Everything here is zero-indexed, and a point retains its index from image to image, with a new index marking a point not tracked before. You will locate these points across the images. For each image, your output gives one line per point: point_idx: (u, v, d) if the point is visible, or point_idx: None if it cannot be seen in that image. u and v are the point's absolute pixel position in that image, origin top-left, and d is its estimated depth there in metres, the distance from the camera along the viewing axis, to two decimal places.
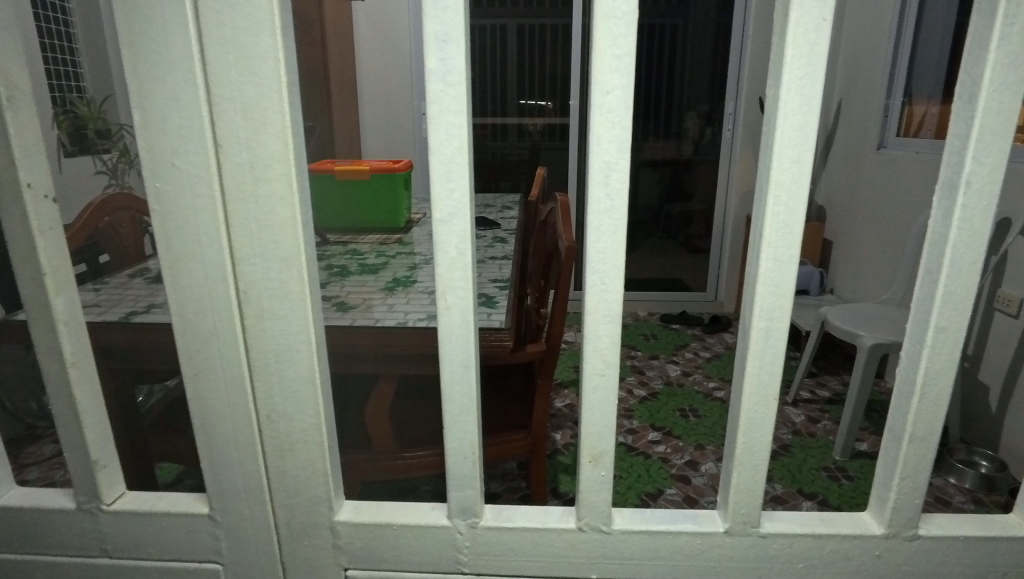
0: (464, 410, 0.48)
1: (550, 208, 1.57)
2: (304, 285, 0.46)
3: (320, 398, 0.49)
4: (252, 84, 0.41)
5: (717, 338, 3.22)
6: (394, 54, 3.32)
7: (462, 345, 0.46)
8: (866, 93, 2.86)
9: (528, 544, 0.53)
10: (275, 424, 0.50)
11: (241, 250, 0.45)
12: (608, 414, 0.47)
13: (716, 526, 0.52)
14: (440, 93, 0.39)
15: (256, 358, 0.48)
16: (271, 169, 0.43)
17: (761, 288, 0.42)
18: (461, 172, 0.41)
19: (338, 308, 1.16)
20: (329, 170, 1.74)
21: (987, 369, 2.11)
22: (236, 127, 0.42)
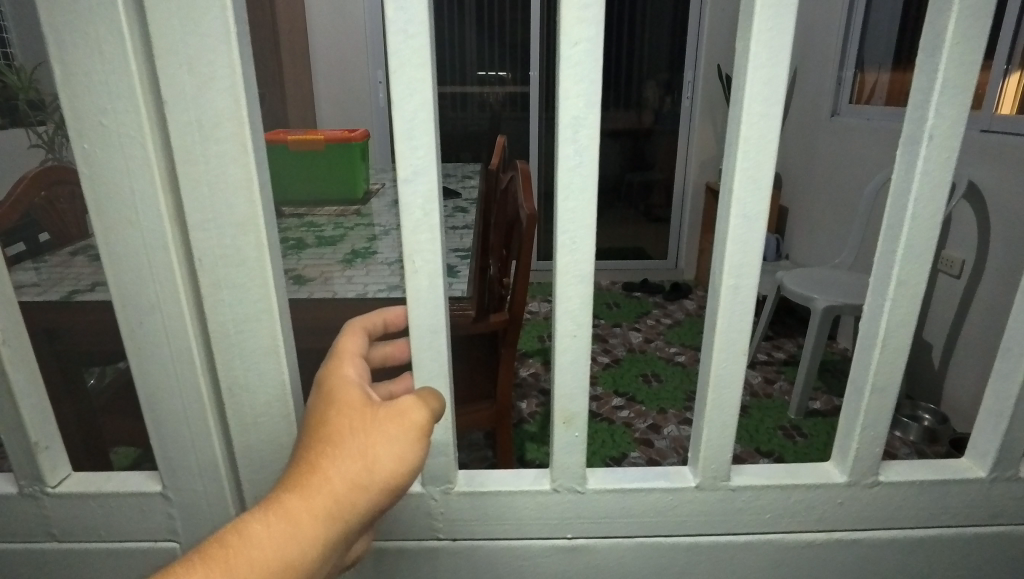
0: (434, 376, 0.47)
1: (510, 176, 1.57)
2: (263, 251, 0.44)
3: (285, 368, 0.48)
4: (196, 36, 0.38)
5: (677, 305, 3.28)
6: (348, 21, 3.21)
7: (431, 311, 0.45)
8: (821, 61, 2.90)
9: (502, 509, 0.53)
10: (238, 399, 0.49)
11: (192, 216, 0.43)
12: (580, 377, 0.47)
13: (687, 482, 0.53)
14: (399, 46, 0.37)
15: (214, 330, 0.46)
16: (223, 128, 0.40)
17: (730, 246, 0.43)
18: (424, 129, 0.40)
19: (296, 282, 1.13)
20: (281, 140, 1.67)
21: (931, 327, 2.21)
22: (182, 81, 0.39)
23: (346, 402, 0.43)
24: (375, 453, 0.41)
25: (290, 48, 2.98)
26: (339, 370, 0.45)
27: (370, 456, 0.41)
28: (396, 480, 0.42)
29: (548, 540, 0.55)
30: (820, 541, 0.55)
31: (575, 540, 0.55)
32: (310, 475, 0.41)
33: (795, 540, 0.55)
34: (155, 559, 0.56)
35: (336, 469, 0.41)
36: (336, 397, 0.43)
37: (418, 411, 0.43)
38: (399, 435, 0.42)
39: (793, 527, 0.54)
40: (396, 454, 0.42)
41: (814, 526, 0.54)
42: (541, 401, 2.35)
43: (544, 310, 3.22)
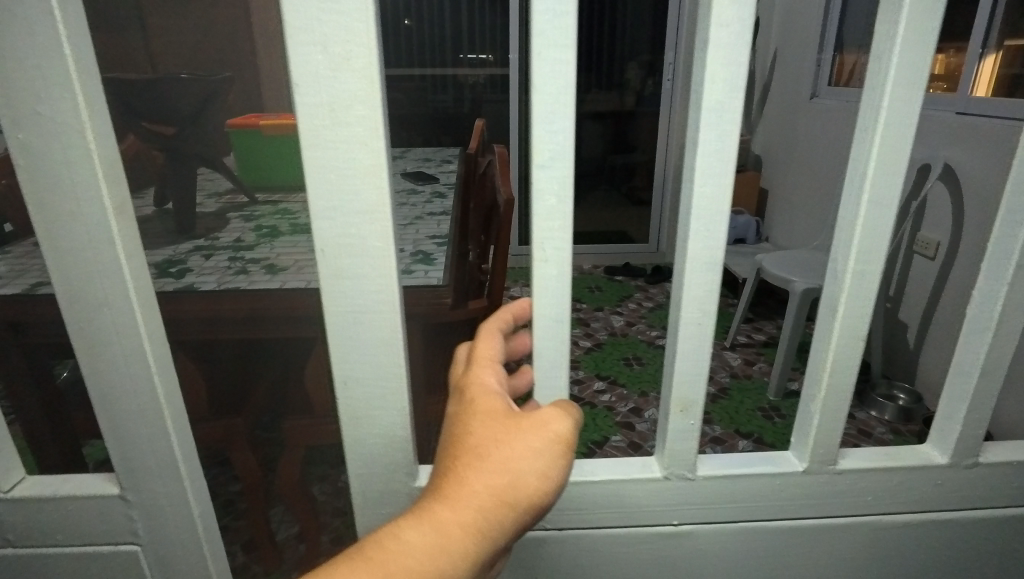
0: (556, 359, 0.52)
1: (489, 160, 1.55)
2: (387, 242, 0.46)
3: (400, 360, 0.50)
4: (333, 15, 0.38)
5: (659, 288, 3.29)
6: None
7: (556, 300, 0.49)
8: (800, 43, 2.90)
9: (616, 498, 0.60)
10: (350, 393, 0.51)
11: (316, 206, 0.44)
12: (700, 362, 0.53)
13: (793, 466, 0.61)
14: (547, 26, 0.40)
15: (335, 320, 0.48)
16: (354, 112, 0.41)
17: (858, 236, 0.49)
18: (564, 111, 0.42)
19: (269, 272, 1.10)
20: (253, 125, 1.63)
21: (906, 309, 2.26)
22: (316, 65, 0.40)
23: (492, 412, 0.44)
24: (523, 466, 0.42)
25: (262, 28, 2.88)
26: (478, 378, 0.47)
27: (517, 470, 0.42)
28: (542, 500, 0.43)
29: (656, 526, 0.63)
30: (915, 521, 0.65)
31: (680, 526, 0.63)
32: (456, 485, 0.41)
33: (888, 520, 0.65)
34: (118, 562, 0.55)
35: (483, 479, 0.41)
36: (480, 407, 0.45)
37: (563, 427, 0.45)
38: (547, 450, 0.43)
39: (888, 509, 0.64)
40: (543, 472, 0.43)
41: (904, 507, 0.64)
42: None
43: (526, 295, 3.22)
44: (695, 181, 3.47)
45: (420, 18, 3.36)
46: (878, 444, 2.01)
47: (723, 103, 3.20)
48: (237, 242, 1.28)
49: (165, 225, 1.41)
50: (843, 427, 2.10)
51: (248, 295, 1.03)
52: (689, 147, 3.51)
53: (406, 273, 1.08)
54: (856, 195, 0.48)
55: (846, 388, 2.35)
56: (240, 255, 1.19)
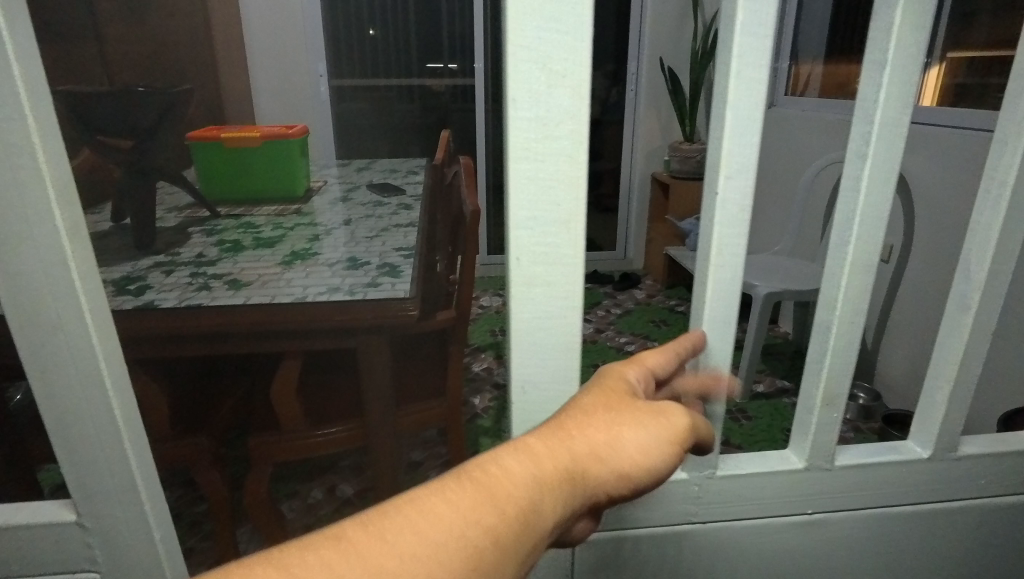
0: (718, 365, 0.53)
1: (455, 171, 1.55)
2: (578, 250, 0.46)
3: (576, 366, 0.50)
4: (555, 30, 0.40)
5: (627, 295, 3.33)
6: (284, 9, 3.10)
7: (725, 304, 0.51)
8: (757, 54, 2.99)
9: (765, 488, 0.62)
10: (526, 400, 0.51)
11: (517, 216, 0.44)
12: (846, 363, 0.56)
13: (919, 454, 0.65)
14: (750, 45, 0.43)
15: (520, 328, 0.48)
16: (562, 125, 0.42)
17: (994, 237, 0.55)
18: (755, 127, 0.45)
19: (231, 287, 1.08)
20: (214, 137, 1.60)
21: (865, 310, 2.34)
22: (534, 80, 0.41)
23: (613, 388, 0.47)
24: (624, 436, 0.43)
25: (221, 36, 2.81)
26: (619, 370, 0.49)
27: (617, 438, 0.43)
28: (630, 476, 0.43)
29: (792, 517, 0.65)
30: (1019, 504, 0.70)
31: (814, 515, 0.65)
32: (562, 430, 0.43)
33: (993, 504, 0.69)
34: None
35: (584, 436, 0.43)
36: (607, 384, 0.47)
37: (679, 420, 0.45)
38: (652, 428, 0.44)
39: (994, 493, 0.69)
40: (642, 450, 0.44)
41: (1006, 490, 0.69)
42: (495, 395, 2.36)
43: (495, 304, 3.22)
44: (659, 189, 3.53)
45: (385, 27, 3.35)
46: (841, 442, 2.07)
47: (685, 111, 3.27)
48: (199, 257, 1.26)
49: (125, 241, 1.37)
50: (807, 427, 2.16)
51: (207, 311, 1.01)
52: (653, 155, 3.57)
53: (372, 286, 1.08)
54: (995, 200, 0.55)
55: (808, 388, 2.41)
56: (202, 270, 1.17)
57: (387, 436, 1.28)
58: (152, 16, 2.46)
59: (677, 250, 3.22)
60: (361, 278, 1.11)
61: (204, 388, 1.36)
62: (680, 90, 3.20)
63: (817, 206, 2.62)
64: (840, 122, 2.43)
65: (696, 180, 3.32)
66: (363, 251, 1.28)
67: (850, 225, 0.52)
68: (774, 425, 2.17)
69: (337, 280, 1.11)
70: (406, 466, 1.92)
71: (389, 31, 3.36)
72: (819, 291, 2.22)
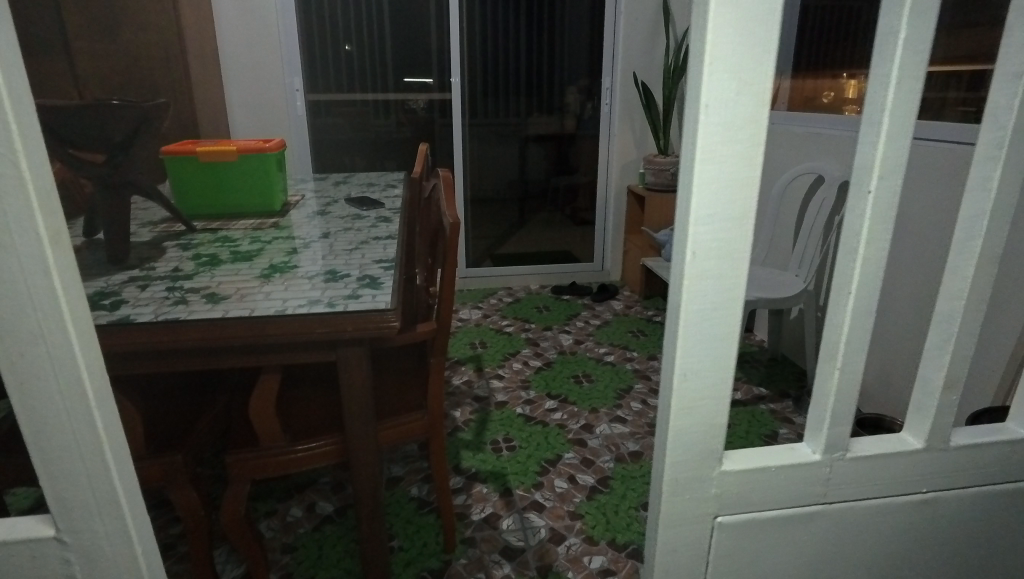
0: (858, 348, 0.60)
1: (433, 184, 1.56)
2: (745, 241, 0.53)
3: (732, 349, 0.57)
4: (746, 50, 0.48)
5: (605, 306, 3.36)
6: (258, 23, 3.09)
7: (869, 292, 0.58)
8: (727, 70, 3.09)
9: (890, 468, 0.68)
10: (687, 383, 0.58)
11: (699, 211, 0.52)
12: (967, 346, 0.63)
13: (1019, 435, 0.71)
14: (911, 66, 0.51)
15: (692, 314, 0.55)
16: (743, 131, 0.50)
17: None
18: (904, 135, 0.53)
19: (208, 301, 1.07)
20: (189, 151, 1.60)
21: (836, 317, 2.41)
22: (725, 91, 0.49)
23: None
24: None
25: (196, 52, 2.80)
26: None
27: None
28: None
29: (908, 496, 0.70)
30: None
31: (927, 494, 0.70)
32: None
33: None
34: None
35: None
36: None
37: None
38: None
39: None
40: None
41: None
42: (475, 408, 2.35)
43: (474, 317, 3.22)
44: (635, 201, 3.58)
45: (359, 43, 3.34)
46: None
47: (658, 125, 3.34)
48: (175, 271, 1.24)
49: (99, 255, 1.35)
50: (783, 432, 2.20)
51: (185, 325, 1.00)
52: (627, 168, 3.61)
53: (352, 298, 1.08)
54: None
55: (783, 395, 2.45)
56: (178, 284, 1.16)
57: (368, 450, 1.27)
58: (123, 29, 2.43)
59: (653, 261, 3.28)
60: (342, 290, 1.11)
61: (180, 404, 1.34)
62: (654, 105, 3.27)
63: (787, 217, 2.69)
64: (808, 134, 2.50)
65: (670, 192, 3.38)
66: (342, 263, 1.28)
67: (978, 220, 0.59)
68: (752, 431, 2.20)
69: (318, 292, 1.11)
70: (386, 481, 1.91)
71: (365, 47, 3.36)
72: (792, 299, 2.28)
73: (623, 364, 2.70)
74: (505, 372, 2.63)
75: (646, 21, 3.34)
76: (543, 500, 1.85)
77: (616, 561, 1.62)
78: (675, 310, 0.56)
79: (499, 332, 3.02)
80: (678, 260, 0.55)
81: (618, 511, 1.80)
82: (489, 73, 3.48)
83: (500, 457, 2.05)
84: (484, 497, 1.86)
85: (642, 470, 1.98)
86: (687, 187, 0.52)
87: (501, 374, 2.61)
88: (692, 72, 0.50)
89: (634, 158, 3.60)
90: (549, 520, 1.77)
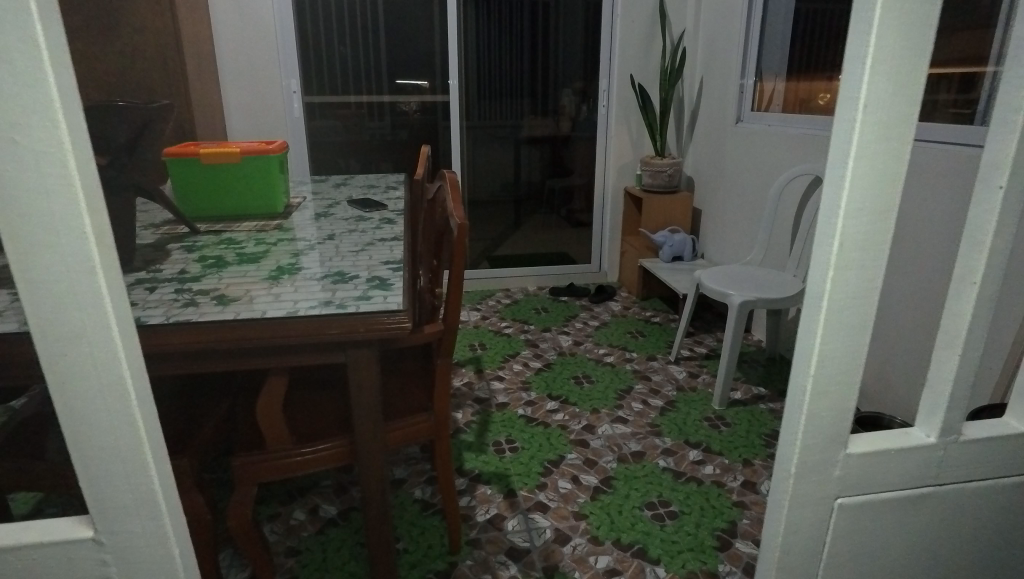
0: (977, 334, 0.65)
1: (438, 186, 1.57)
2: (887, 235, 0.57)
3: (864, 337, 0.61)
4: (908, 54, 0.51)
5: (603, 307, 3.38)
6: (253, 24, 3.08)
7: (991, 281, 0.63)
8: (722, 72, 3.12)
9: (997, 451, 0.72)
10: (825, 370, 0.61)
11: (851, 205, 0.55)
12: None
13: None
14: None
15: (837, 304, 0.58)
16: (895, 131, 0.53)
17: None
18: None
19: (217, 303, 1.07)
20: (191, 153, 1.58)
21: None
22: (883, 91, 0.52)
23: None
24: None
25: (195, 55, 2.78)
26: None
27: None
28: None
29: (1010, 479, 0.74)
30: None
31: None
32: None
33: None
34: None
35: None
36: None
37: None
38: None
39: None
40: None
41: None
42: (477, 409, 2.35)
43: (473, 319, 3.22)
44: (632, 203, 3.60)
45: (360, 46, 3.38)
46: None
47: (655, 128, 3.36)
48: (182, 273, 1.24)
49: None
50: None
51: (196, 327, 1.00)
52: (624, 170, 3.61)
53: (363, 299, 1.07)
54: None
55: (782, 394, 2.47)
56: (187, 286, 1.16)
57: (376, 452, 1.27)
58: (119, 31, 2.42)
59: (651, 262, 3.29)
60: (353, 292, 1.11)
61: (186, 407, 1.34)
62: (651, 107, 3.29)
63: (785, 218, 2.70)
64: (805, 136, 2.52)
65: (667, 194, 3.39)
66: (349, 264, 1.28)
67: None
68: (752, 431, 2.22)
69: (329, 293, 1.11)
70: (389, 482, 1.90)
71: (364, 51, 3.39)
72: (791, 299, 2.29)
73: (623, 365, 2.71)
74: (505, 374, 2.63)
75: (643, 23, 3.35)
76: (547, 501, 1.85)
77: (622, 561, 1.62)
78: (816, 298, 0.59)
79: (498, 333, 3.02)
80: (822, 252, 0.58)
81: (622, 511, 1.80)
82: (486, 75, 3.49)
83: (503, 459, 2.05)
84: (488, 498, 1.86)
85: (645, 470, 1.99)
86: (837, 186, 0.56)
87: (502, 375, 2.61)
88: (849, 72, 0.54)
89: (630, 160, 3.60)
90: (553, 520, 1.77)
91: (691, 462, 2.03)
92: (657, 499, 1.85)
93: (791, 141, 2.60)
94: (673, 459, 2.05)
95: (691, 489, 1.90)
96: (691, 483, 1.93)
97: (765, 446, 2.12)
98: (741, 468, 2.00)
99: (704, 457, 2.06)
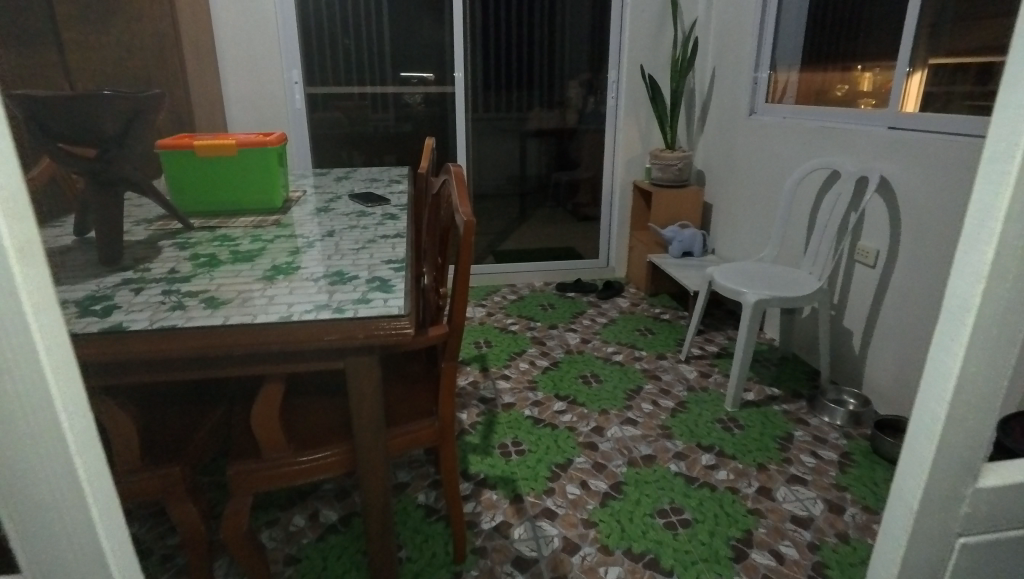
0: None
1: (443, 180, 1.50)
2: None
3: (1011, 360, 0.56)
4: None
5: (610, 303, 3.30)
6: (250, 12, 2.99)
7: None
8: (735, 62, 3.02)
9: None
10: (963, 392, 0.57)
11: (1010, 217, 0.52)
12: None
13: None
14: None
15: (985, 322, 0.55)
16: None
17: None
18: None
19: (207, 307, 1.00)
20: (185, 145, 1.52)
21: (851, 315, 2.36)
22: None
23: None
24: None
25: (192, 44, 2.70)
26: None
27: None
28: None
29: None
30: None
31: None
32: None
33: None
34: None
35: None
36: None
37: None
38: None
39: None
40: None
41: None
42: (482, 410, 2.28)
43: (478, 315, 3.15)
44: (640, 197, 3.52)
45: (362, 38, 3.33)
46: (834, 449, 2.06)
47: (665, 120, 3.27)
48: (172, 272, 1.17)
49: (90, 255, 1.28)
50: (799, 434, 2.14)
51: (183, 333, 0.93)
52: (632, 163, 3.52)
53: (363, 303, 1.01)
54: None
55: (796, 395, 2.40)
56: (176, 287, 1.09)
57: (377, 459, 1.20)
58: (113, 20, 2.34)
59: (659, 258, 3.22)
60: (352, 295, 1.04)
61: (178, 414, 1.28)
62: (661, 98, 3.20)
63: (800, 213, 2.62)
64: (822, 127, 2.43)
65: (676, 187, 3.31)
66: (349, 264, 1.21)
67: None
68: (766, 433, 2.14)
69: (326, 296, 1.04)
70: (392, 486, 1.84)
71: (367, 42, 3.34)
72: (806, 298, 2.21)
73: (632, 363, 2.64)
74: (511, 373, 2.56)
75: (653, 11, 3.25)
76: (555, 507, 1.79)
77: (633, 572, 1.55)
78: (962, 317, 0.56)
79: (503, 331, 2.95)
80: (972, 265, 0.54)
81: (633, 518, 1.74)
82: (490, 67, 3.42)
83: (509, 462, 1.98)
84: (494, 504, 1.79)
85: (656, 475, 1.92)
86: (993, 196, 0.52)
87: (508, 374, 2.54)
88: (1014, 78, 0.51)
89: (638, 153, 3.52)
90: (562, 528, 1.70)
91: (704, 466, 1.96)
92: (669, 506, 1.79)
93: (807, 133, 2.51)
94: (684, 463, 1.98)
95: (704, 495, 1.83)
96: (703, 488, 1.86)
97: (780, 449, 2.05)
98: (756, 473, 1.93)
99: (717, 461, 1.99)
